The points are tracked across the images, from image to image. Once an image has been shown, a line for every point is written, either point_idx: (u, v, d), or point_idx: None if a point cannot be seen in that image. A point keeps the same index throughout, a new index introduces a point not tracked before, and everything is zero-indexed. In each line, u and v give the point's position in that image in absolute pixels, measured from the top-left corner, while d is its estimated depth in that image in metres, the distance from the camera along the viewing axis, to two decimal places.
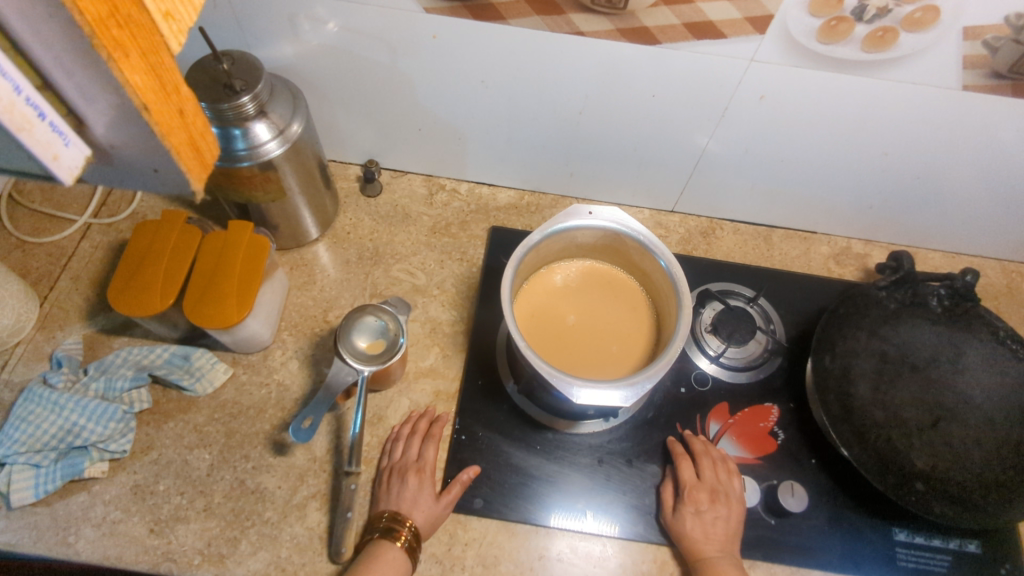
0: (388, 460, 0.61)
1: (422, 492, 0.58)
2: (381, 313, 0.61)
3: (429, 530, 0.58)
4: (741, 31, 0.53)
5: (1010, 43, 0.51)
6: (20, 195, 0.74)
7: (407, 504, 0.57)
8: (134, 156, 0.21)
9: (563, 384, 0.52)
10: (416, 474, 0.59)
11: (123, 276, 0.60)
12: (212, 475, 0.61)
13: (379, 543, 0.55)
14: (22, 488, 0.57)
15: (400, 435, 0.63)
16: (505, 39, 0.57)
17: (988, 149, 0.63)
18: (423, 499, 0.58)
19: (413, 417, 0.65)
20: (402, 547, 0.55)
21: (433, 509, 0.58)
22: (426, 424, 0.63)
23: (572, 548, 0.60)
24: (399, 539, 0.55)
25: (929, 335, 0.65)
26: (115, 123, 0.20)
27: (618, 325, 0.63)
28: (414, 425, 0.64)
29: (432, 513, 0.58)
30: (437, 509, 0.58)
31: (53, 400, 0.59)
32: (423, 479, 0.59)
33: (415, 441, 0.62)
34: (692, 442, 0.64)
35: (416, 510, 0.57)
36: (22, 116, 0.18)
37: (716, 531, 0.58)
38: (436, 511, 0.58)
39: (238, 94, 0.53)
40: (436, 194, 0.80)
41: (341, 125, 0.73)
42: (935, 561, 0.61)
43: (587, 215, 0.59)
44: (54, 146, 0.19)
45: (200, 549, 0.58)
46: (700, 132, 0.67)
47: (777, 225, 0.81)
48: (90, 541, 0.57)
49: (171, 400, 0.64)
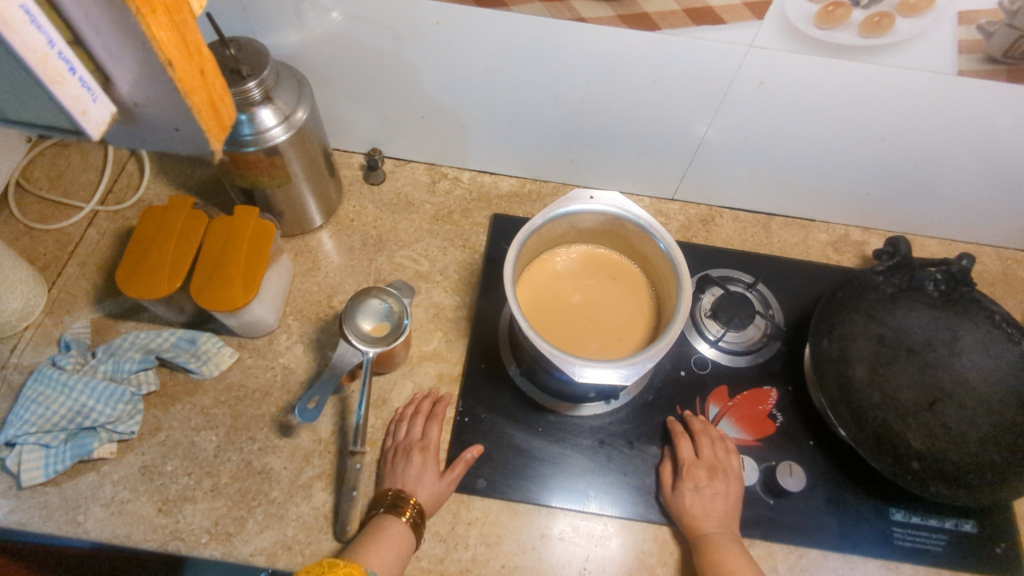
0: (393, 440, 0.63)
1: (426, 470, 0.59)
2: (385, 296, 0.62)
3: (433, 507, 0.59)
4: (740, 16, 0.54)
5: (1005, 28, 0.52)
6: (28, 182, 0.75)
7: (411, 482, 0.59)
8: (156, 114, 0.22)
9: (567, 364, 0.53)
10: (419, 453, 0.60)
11: (131, 259, 0.61)
12: (219, 456, 0.62)
13: (384, 518, 0.56)
14: (32, 468, 0.58)
15: (404, 415, 0.64)
16: (507, 26, 0.58)
17: (983, 136, 0.64)
18: (427, 477, 0.59)
19: (417, 398, 0.65)
20: (406, 522, 0.56)
21: (437, 486, 0.59)
22: (429, 405, 0.64)
23: (573, 527, 0.61)
24: (403, 515, 0.56)
25: (925, 319, 0.66)
26: (141, 80, 0.21)
27: (618, 307, 0.64)
28: (418, 406, 0.64)
29: (436, 490, 0.59)
30: (441, 486, 0.59)
31: (62, 381, 0.60)
32: (427, 458, 0.60)
33: (418, 421, 0.63)
34: (692, 421, 0.65)
35: (421, 487, 0.58)
36: (55, 68, 0.19)
37: (714, 507, 0.59)
38: (440, 489, 0.59)
39: (245, 79, 0.54)
40: (439, 182, 0.81)
41: (344, 113, 0.74)
42: (931, 541, 0.62)
43: (589, 200, 0.59)
44: (83, 101, 0.21)
45: (208, 527, 0.58)
46: (699, 120, 0.68)
47: (776, 213, 0.82)
48: (99, 520, 0.58)
49: (178, 382, 0.65)
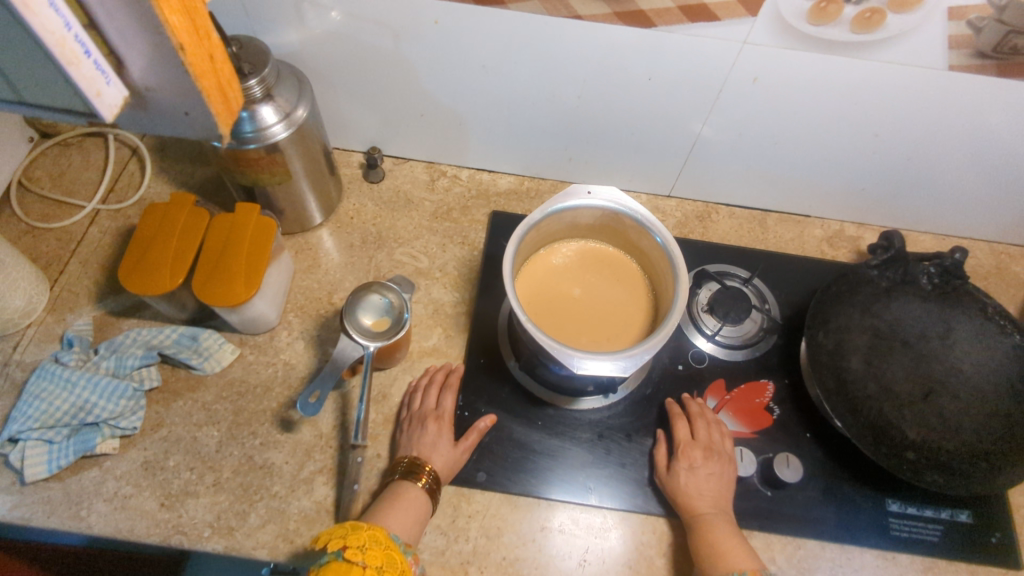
0: (408, 410, 0.64)
1: (441, 437, 0.61)
2: (386, 292, 0.63)
3: (448, 474, 0.60)
4: (734, 13, 0.55)
5: (994, 23, 0.53)
6: (29, 182, 0.76)
7: (426, 450, 0.60)
8: (167, 99, 0.23)
9: (566, 356, 0.53)
10: (434, 421, 0.62)
11: (133, 257, 0.62)
12: (221, 451, 0.62)
13: (401, 484, 0.57)
14: (36, 463, 0.58)
15: (418, 387, 0.66)
16: (504, 24, 0.59)
17: (974, 131, 0.65)
18: (442, 444, 0.60)
19: (431, 371, 0.67)
20: (423, 487, 0.57)
21: (451, 454, 0.61)
22: (443, 376, 0.66)
23: (573, 520, 0.62)
24: (420, 480, 0.57)
25: (919, 312, 0.67)
26: (153, 64, 0.22)
27: (617, 300, 0.65)
28: (432, 377, 0.66)
29: (451, 457, 0.60)
30: (455, 454, 0.61)
31: (65, 377, 0.61)
32: (442, 426, 0.62)
33: (433, 391, 0.64)
34: (690, 404, 0.65)
35: (436, 454, 0.60)
36: (72, 51, 0.20)
37: (707, 486, 0.60)
38: (454, 456, 0.61)
39: (246, 77, 0.55)
40: (438, 180, 0.81)
41: (344, 112, 0.75)
42: (927, 531, 0.63)
43: (587, 195, 0.60)
44: (97, 83, 0.21)
45: (210, 522, 0.59)
46: (694, 117, 0.69)
47: (772, 209, 0.83)
48: (102, 515, 0.58)
49: (180, 379, 0.66)
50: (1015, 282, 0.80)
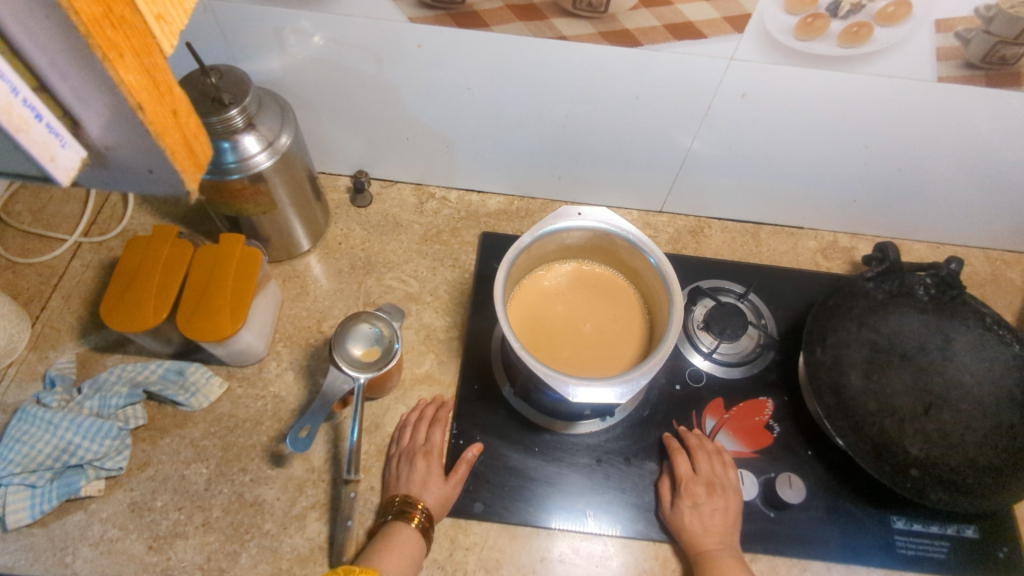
0: (397, 446, 0.63)
1: (432, 474, 0.59)
2: (375, 321, 0.61)
3: (441, 511, 0.59)
4: (720, 31, 0.54)
5: (982, 34, 0.52)
6: (9, 217, 0.74)
7: (416, 487, 0.59)
8: (129, 157, 0.23)
9: (559, 383, 0.52)
10: (424, 457, 0.60)
11: (116, 291, 0.60)
12: (210, 489, 0.61)
13: (394, 524, 0.56)
14: (18, 509, 0.56)
15: (408, 422, 0.64)
16: (490, 47, 0.58)
17: (965, 141, 0.64)
18: (433, 481, 0.59)
19: (420, 404, 0.66)
20: (415, 528, 0.56)
21: (443, 490, 0.59)
22: (433, 410, 0.65)
23: (573, 548, 0.60)
24: (413, 520, 0.56)
25: (917, 325, 0.66)
26: (110, 123, 0.21)
27: (593, 358, 0.61)
28: (421, 412, 0.65)
29: (443, 494, 0.59)
30: (448, 489, 0.60)
31: (47, 419, 0.59)
32: (431, 461, 0.60)
33: (422, 426, 0.63)
34: (687, 436, 0.64)
35: (427, 492, 0.58)
36: (20, 117, 0.20)
37: (714, 523, 0.58)
38: (447, 492, 0.59)
39: (227, 107, 0.53)
40: (426, 203, 0.80)
41: (329, 137, 0.74)
42: (934, 548, 0.62)
43: (577, 216, 0.59)
44: (51, 147, 0.21)
45: (200, 563, 0.57)
46: (685, 133, 0.68)
47: (765, 222, 0.82)
48: (89, 559, 0.57)
49: (166, 416, 0.64)
50: (1011, 289, 0.80)
